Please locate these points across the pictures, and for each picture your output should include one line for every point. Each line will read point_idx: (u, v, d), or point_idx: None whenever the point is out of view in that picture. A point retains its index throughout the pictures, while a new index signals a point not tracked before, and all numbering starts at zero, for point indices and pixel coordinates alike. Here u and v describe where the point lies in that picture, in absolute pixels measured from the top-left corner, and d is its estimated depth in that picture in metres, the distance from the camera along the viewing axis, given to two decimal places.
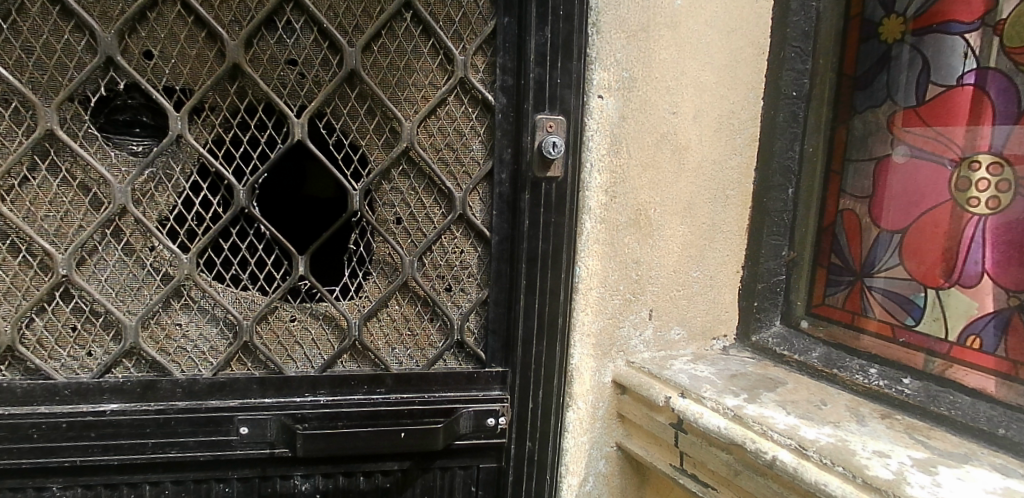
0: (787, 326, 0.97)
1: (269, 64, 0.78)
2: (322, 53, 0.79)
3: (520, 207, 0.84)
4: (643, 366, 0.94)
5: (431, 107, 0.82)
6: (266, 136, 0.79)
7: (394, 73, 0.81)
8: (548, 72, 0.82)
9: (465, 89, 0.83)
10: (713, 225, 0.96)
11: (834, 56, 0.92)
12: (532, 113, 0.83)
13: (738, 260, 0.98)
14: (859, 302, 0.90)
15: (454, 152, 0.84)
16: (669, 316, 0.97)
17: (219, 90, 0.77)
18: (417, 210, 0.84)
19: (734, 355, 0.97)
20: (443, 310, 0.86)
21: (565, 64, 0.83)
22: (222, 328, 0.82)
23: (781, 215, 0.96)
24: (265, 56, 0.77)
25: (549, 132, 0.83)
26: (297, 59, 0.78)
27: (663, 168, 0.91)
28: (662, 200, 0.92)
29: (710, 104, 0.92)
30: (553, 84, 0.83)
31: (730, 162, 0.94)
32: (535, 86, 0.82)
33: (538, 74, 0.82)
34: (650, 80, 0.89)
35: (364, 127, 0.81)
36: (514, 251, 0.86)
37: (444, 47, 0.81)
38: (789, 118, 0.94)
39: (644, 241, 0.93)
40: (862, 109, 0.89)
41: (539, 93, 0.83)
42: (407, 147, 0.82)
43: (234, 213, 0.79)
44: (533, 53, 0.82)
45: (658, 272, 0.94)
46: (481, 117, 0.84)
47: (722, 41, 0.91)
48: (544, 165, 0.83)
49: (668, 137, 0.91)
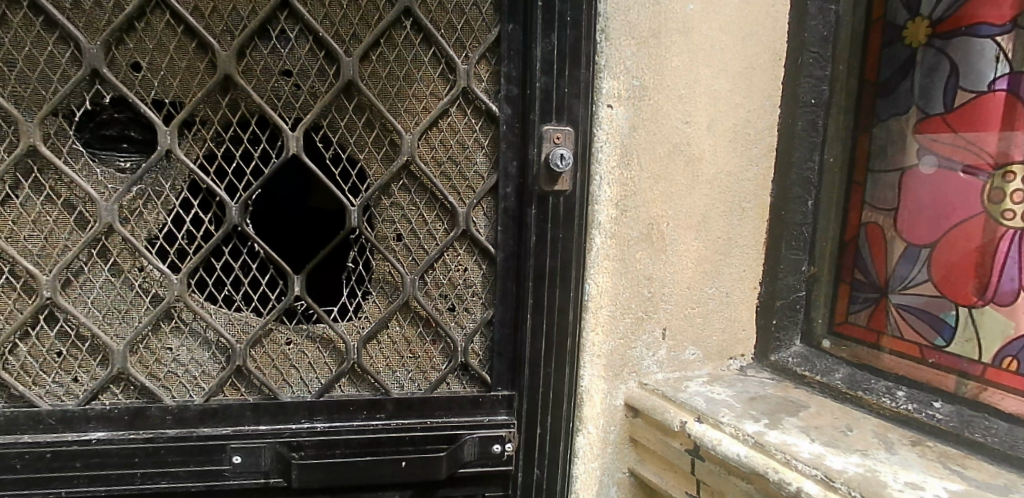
0: (808, 345, 0.93)
1: (262, 75, 0.74)
2: (318, 64, 0.75)
3: (527, 223, 0.80)
4: (657, 388, 0.89)
5: (433, 119, 0.78)
6: (260, 151, 0.75)
7: (394, 83, 0.77)
8: (555, 81, 0.78)
9: (469, 99, 0.79)
10: (729, 240, 0.91)
11: (855, 61, 0.87)
12: (539, 124, 0.79)
13: (755, 276, 0.93)
14: (885, 321, 0.85)
15: (457, 166, 0.80)
16: (683, 335, 0.92)
17: (211, 103, 0.74)
18: (419, 226, 0.80)
19: (752, 376, 0.93)
20: (447, 331, 0.82)
21: (573, 72, 0.79)
22: (214, 352, 0.78)
23: (801, 229, 0.91)
24: (258, 67, 0.74)
25: (557, 144, 0.79)
26: (292, 70, 0.74)
27: (676, 181, 0.87)
28: (675, 214, 0.88)
29: (725, 113, 0.88)
30: (560, 94, 0.79)
31: (746, 174, 0.90)
32: (541, 96, 0.79)
33: (545, 83, 0.78)
34: (662, 89, 0.85)
35: (362, 140, 0.77)
36: (521, 269, 0.82)
37: (446, 55, 0.78)
38: (808, 127, 0.89)
39: (656, 257, 0.88)
40: (886, 117, 0.85)
41: (545, 103, 0.79)
42: (408, 161, 0.78)
43: (226, 232, 0.75)
44: (539, 61, 0.78)
45: (671, 289, 0.90)
46: (485, 128, 0.80)
47: (737, 47, 0.87)
48: (552, 178, 0.80)
49: (681, 147, 0.87)
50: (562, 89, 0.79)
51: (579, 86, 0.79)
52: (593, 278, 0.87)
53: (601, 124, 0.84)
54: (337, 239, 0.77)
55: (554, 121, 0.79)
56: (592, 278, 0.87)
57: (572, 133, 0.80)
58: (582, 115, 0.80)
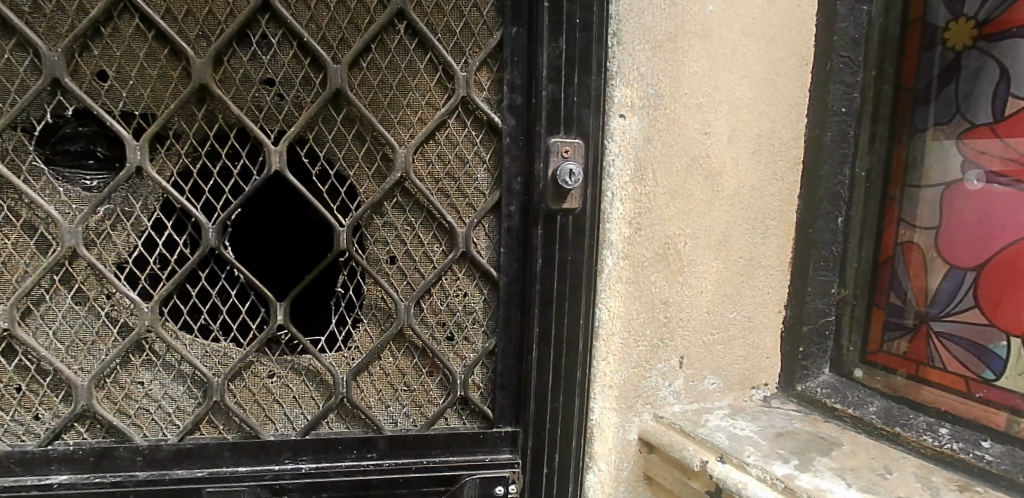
0: (838, 374, 0.85)
1: (242, 84, 0.67)
2: (303, 71, 0.68)
3: (533, 244, 0.74)
4: (674, 421, 0.82)
5: (429, 131, 0.71)
6: (239, 167, 0.68)
7: (386, 92, 0.70)
8: (563, 89, 0.72)
9: (469, 109, 0.72)
10: (752, 260, 0.84)
11: (890, 66, 0.80)
12: (546, 136, 0.72)
13: (779, 299, 0.86)
14: (925, 350, 0.78)
15: (456, 183, 0.73)
16: (702, 364, 0.85)
17: (185, 115, 0.67)
18: (414, 248, 0.74)
19: (777, 407, 0.86)
20: (445, 363, 0.75)
21: (582, 80, 0.72)
22: (190, 386, 0.71)
23: (830, 248, 0.84)
24: (237, 75, 0.67)
25: (565, 157, 0.73)
26: (274, 78, 0.68)
27: (695, 197, 0.80)
28: (693, 233, 0.81)
29: (748, 123, 0.81)
30: (568, 103, 0.72)
31: (771, 189, 0.83)
32: (548, 105, 0.72)
33: (552, 91, 0.71)
34: (679, 97, 0.78)
35: (352, 155, 0.71)
36: (525, 294, 0.75)
37: (443, 61, 0.71)
38: (838, 138, 0.82)
39: (673, 279, 0.81)
40: (926, 127, 0.78)
41: (552, 113, 0.72)
42: (402, 177, 0.72)
43: (202, 255, 0.68)
44: (545, 68, 0.71)
45: (689, 314, 0.83)
46: (486, 141, 0.73)
47: (760, 51, 0.80)
48: (559, 196, 0.73)
49: (700, 160, 0.80)
50: (571, 98, 0.72)
51: (589, 94, 0.73)
52: (604, 303, 0.80)
53: (613, 136, 0.77)
54: (324, 263, 0.71)
55: (562, 133, 0.73)
56: (602, 303, 0.80)
57: (581, 146, 0.73)
58: (592, 126, 0.73)
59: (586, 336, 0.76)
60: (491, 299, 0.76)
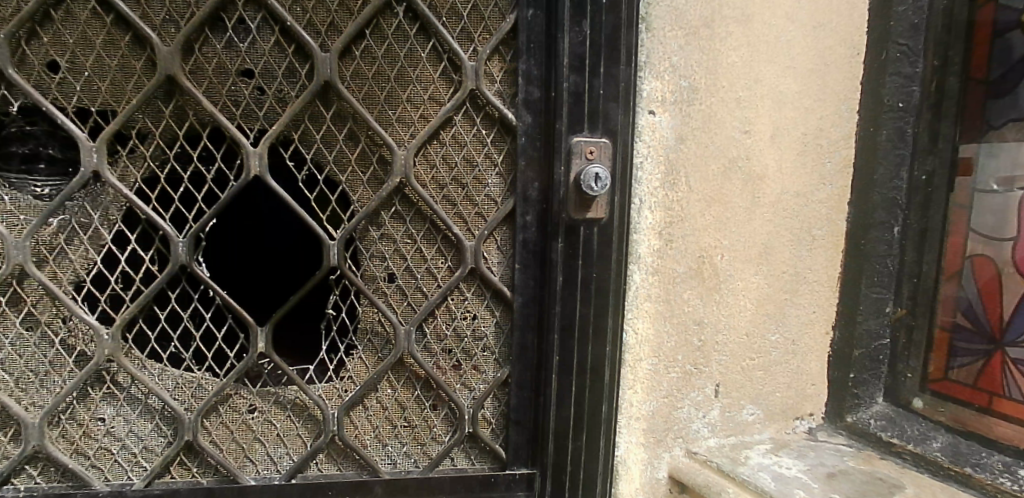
0: (893, 404, 0.76)
1: (216, 76, 0.58)
2: (286, 61, 0.59)
3: (551, 260, 0.64)
4: (710, 459, 0.73)
5: (432, 129, 0.62)
6: (214, 171, 0.59)
7: (383, 85, 0.61)
8: (586, 80, 0.62)
9: (478, 104, 0.63)
10: (796, 275, 0.75)
11: (956, 55, 0.71)
12: (567, 135, 0.63)
13: (826, 319, 0.77)
14: (999, 379, 0.68)
15: (464, 189, 0.64)
16: (740, 393, 0.75)
17: (151, 112, 0.58)
18: (416, 264, 0.64)
19: (825, 441, 0.76)
20: (450, 395, 0.66)
21: (609, 69, 0.63)
22: (159, 423, 0.62)
23: (885, 262, 0.75)
24: (210, 65, 0.58)
25: (590, 159, 0.63)
26: (253, 69, 0.59)
27: (733, 204, 0.71)
28: (731, 245, 0.72)
29: (792, 121, 0.72)
30: (592, 97, 0.63)
31: (817, 195, 0.74)
32: (569, 99, 0.63)
33: (574, 82, 0.62)
34: (716, 91, 0.68)
35: (343, 158, 0.62)
36: (543, 316, 0.66)
37: (448, 49, 0.62)
38: (894, 137, 0.73)
39: (708, 297, 0.72)
40: (999, 124, 0.68)
41: (573, 108, 0.63)
42: (402, 182, 0.63)
43: (171, 273, 0.59)
44: (566, 56, 0.62)
45: (726, 337, 0.73)
46: (498, 142, 0.64)
47: (806, 39, 0.71)
48: (583, 203, 0.63)
49: (739, 163, 0.70)
50: (596, 90, 0.63)
51: (617, 87, 0.64)
52: (632, 324, 0.70)
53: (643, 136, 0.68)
54: (312, 282, 0.61)
55: (586, 131, 0.63)
56: (630, 324, 0.70)
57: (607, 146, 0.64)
58: (620, 123, 0.64)
59: (612, 363, 0.67)
60: (504, 322, 0.67)
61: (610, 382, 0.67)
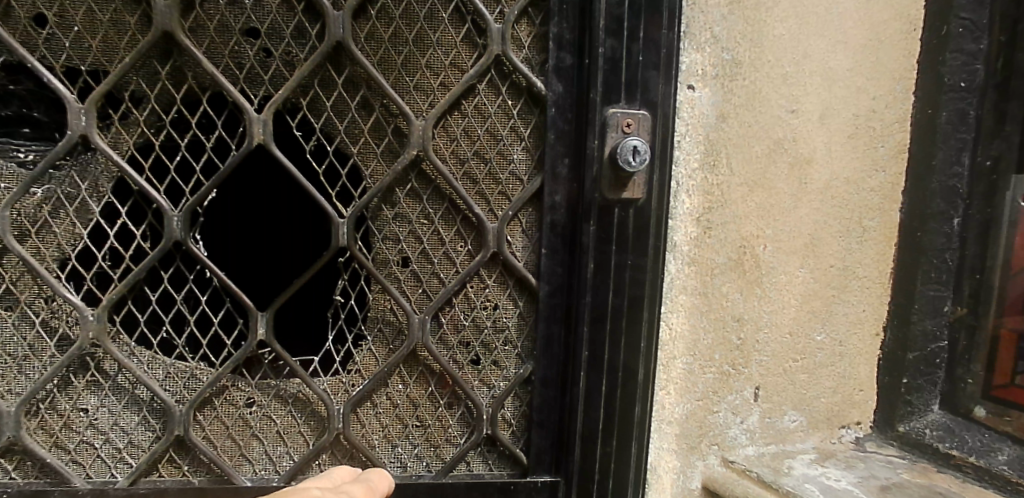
0: (951, 413, 0.69)
1: (218, 35, 0.53)
2: (295, 20, 0.54)
3: (581, 244, 0.59)
4: (750, 468, 0.66)
5: (453, 99, 0.57)
6: (213, 139, 0.54)
7: (400, 48, 0.56)
8: (625, 45, 0.57)
9: (504, 72, 0.58)
10: (845, 269, 0.68)
11: None
12: (602, 106, 0.58)
13: (876, 318, 0.71)
14: None
15: (486, 164, 0.59)
16: (782, 397, 0.69)
17: (146, 73, 0.53)
18: (433, 246, 0.59)
19: (874, 452, 0.70)
20: (468, 392, 0.61)
21: (649, 33, 0.58)
22: (147, 416, 0.57)
23: (943, 256, 0.68)
24: (212, 22, 0.53)
25: (627, 132, 0.58)
26: (259, 28, 0.54)
27: (779, 190, 0.65)
28: (775, 234, 0.66)
29: (843, 101, 0.66)
30: (629, 64, 0.57)
31: (869, 183, 0.68)
32: (604, 66, 0.57)
33: (611, 47, 0.57)
34: (761, 65, 0.63)
35: (356, 128, 0.56)
36: (571, 309, 0.60)
37: (472, 10, 0.57)
38: (954, 120, 0.67)
39: (749, 291, 0.66)
40: None
41: (609, 77, 0.57)
42: (419, 155, 0.57)
43: (164, 249, 0.54)
44: (603, 18, 0.57)
45: (768, 336, 0.67)
46: (525, 114, 0.59)
47: (859, 11, 0.65)
48: (619, 182, 0.58)
49: (785, 145, 0.65)
50: (635, 55, 0.58)
51: (656, 53, 0.58)
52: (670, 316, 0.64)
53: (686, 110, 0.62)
54: (319, 261, 0.56)
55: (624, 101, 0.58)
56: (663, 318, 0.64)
57: (644, 119, 0.58)
58: (660, 94, 0.59)
59: (645, 361, 0.61)
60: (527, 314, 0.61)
61: (643, 381, 0.61)
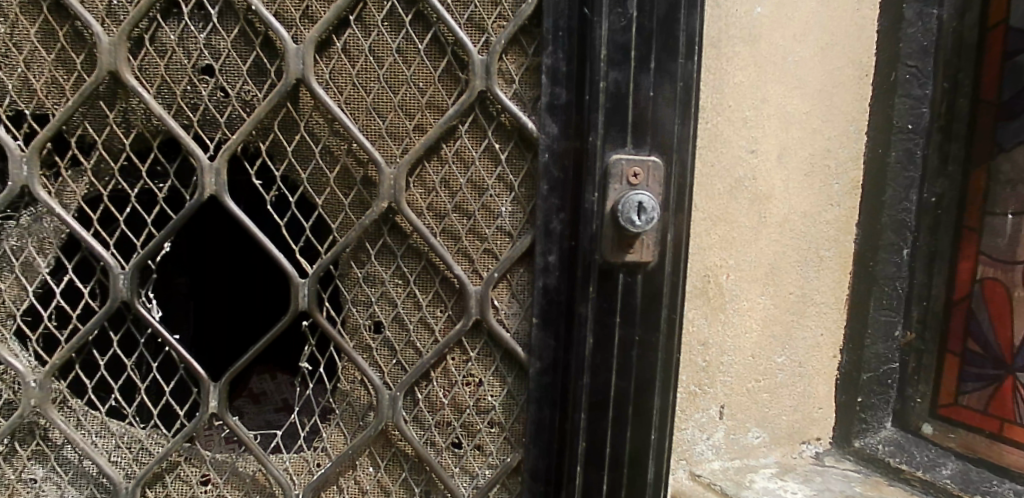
0: (903, 429, 0.75)
1: (168, 73, 0.61)
2: (253, 55, 0.61)
3: (579, 315, 0.63)
4: (714, 482, 0.72)
5: (427, 145, 0.62)
6: (166, 189, 0.62)
7: (369, 85, 0.62)
8: (631, 78, 0.60)
9: (490, 108, 0.62)
10: (803, 296, 0.74)
11: (965, 78, 0.69)
12: (605, 151, 0.61)
13: (835, 342, 0.75)
14: (1012, 406, 0.68)
15: (469, 219, 0.64)
16: (746, 415, 0.74)
17: (94, 117, 0.62)
18: (410, 312, 0.65)
19: (832, 466, 0.75)
20: (446, 480, 0.67)
21: (663, 63, 0.61)
22: (94, 489, 0.67)
23: (893, 284, 0.73)
24: (162, 58, 0.61)
25: (632, 181, 0.61)
26: (213, 65, 0.61)
27: (740, 223, 0.70)
28: (737, 264, 0.71)
29: (800, 141, 0.71)
30: (636, 115, 0.61)
31: (825, 216, 0.73)
32: (606, 100, 0.61)
33: (614, 79, 0.60)
34: (722, 110, 0.68)
35: (320, 175, 0.63)
36: (568, 390, 0.64)
37: (454, 39, 0.61)
38: (903, 159, 0.72)
39: (714, 317, 0.71)
40: (1009, 146, 0.67)
41: (611, 124, 0.61)
42: (391, 206, 0.63)
43: (113, 307, 0.63)
44: (604, 46, 0.60)
45: (732, 358, 0.73)
46: (515, 159, 0.63)
47: (814, 59, 0.70)
48: (621, 243, 0.62)
49: (745, 182, 0.70)
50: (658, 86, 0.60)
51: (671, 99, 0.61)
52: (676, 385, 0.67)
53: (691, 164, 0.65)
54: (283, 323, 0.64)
55: (631, 147, 0.61)
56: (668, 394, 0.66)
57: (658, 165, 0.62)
58: (673, 135, 0.61)
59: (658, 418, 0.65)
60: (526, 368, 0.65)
61: (639, 448, 0.65)
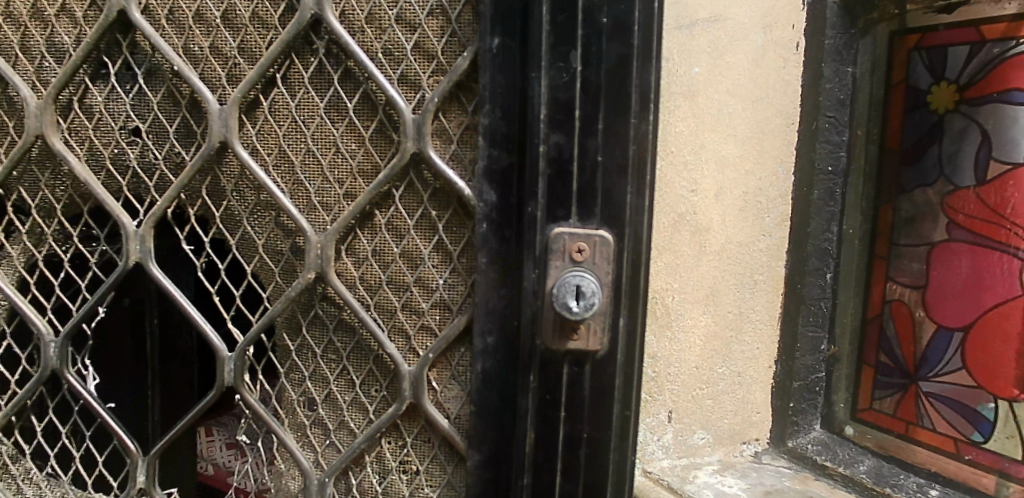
0: (829, 431, 0.86)
1: (94, 131, 0.74)
2: (180, 116, 0.72)
3: (520, 409, 0.70)
4: (662, 477, 0.82)
5: (353, 213, 0.70)
6: (97, 256, 0.76)
7: (297, 146, 0.71)
8: (574, 140, 0.65)
9: (421, 168, 0.69)
10: (740, 315, 0.85)
11: (874, 128, 0.81)
12: (547, 224, 0.67)
13: (769, 354, 0.86)
14: (915, 410, 0.79)
15: (406, 291, 0.72)
16: (691, 419, 0.85)
17: (30, 183, 0.77)
18: (347, 392, 0.75)
19: (767, 463, 0.85)
20: None
21: (616, 121, 0.65)
22: None
23: (817, 303, 0.85)
24: (89, 122, 0.74)
25: (576, 258, 0.66)
26: (139, 126, 0.74)
27: (683, 252, 0.81)
28: (680, 288, 0.82)
29: (734, 181, 0.82)
30: (580, 187, 0.66)
31: (758, 245, 0.84)
32: (546, 167, 0.66)
33: (557, 140, 0.66)
34: (665, 155, 0.79)
35: (248, 239, 0.73)
36: (509, 483, 0.71)
37: (387, 97, 0.68)
38: (824, 196, 0.83)
39: (661, 333, 0.82)
40: (910, 188, 0.79)
41: (556, 201, 0.66)
42: (318, 274, 0.72)
43: (45, 374, 0.78)
44: (545, 106, 0.65)
45: (678, 369, 0.83)
46: (456, 227, 0.70)
47: (746, 110, 0.81)
48: (563, 331, 0.67)
49: (687, 217, 0.81)
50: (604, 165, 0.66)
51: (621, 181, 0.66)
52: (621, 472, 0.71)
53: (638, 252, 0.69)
54: (212, 397, 0.76)
55: (574, 222, 0.66)
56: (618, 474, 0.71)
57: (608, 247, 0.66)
58: (622, 207, 0.66)
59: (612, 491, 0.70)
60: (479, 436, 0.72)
61: None
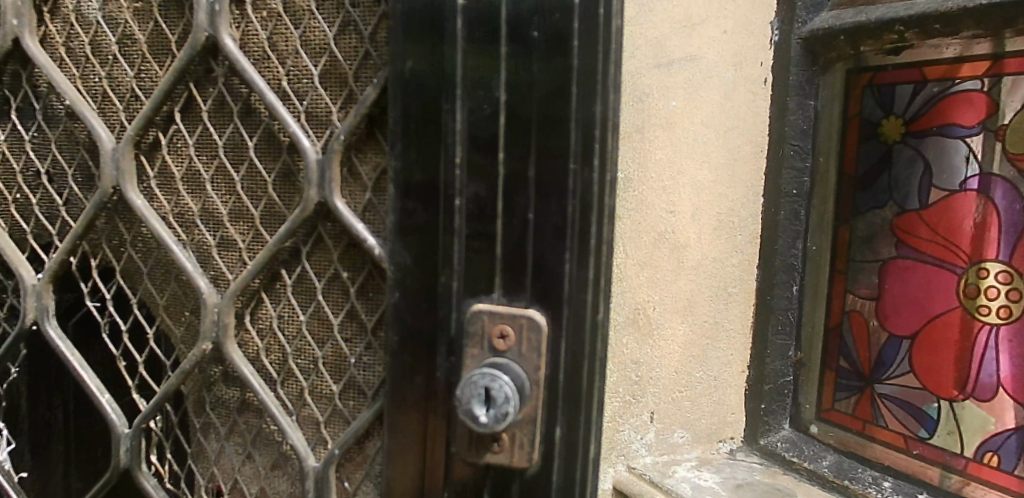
0: (796, 429, 0.94)
1: (67, 157, 1.04)
2: (79, 156, 1.03)
3: None
4: (645, 473, 0.90)
5: (243, 283, 0.96)
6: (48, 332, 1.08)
7: (219, 220, 0.98)
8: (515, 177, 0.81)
9: (325, 215, 0.91)
10: (716, 324, 0.93)
11: (834, 155, 0.89)
12: (469, 302, 0.84)
13: (742, 359, 0.96)
14: (870, 411, 0.88)
15: (322, 351, 0.95)
16: (672, 419, 0.93)
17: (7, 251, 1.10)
18: (266, 471, 1.01)
19: (741, 460, 0.94)
20: None
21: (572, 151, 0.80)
22: None
23: (786, 313, 0.93)
24: (57, 140, 1.05)
25: (503, 337, 0.83)
26: (78, 169, 1.04)
27: (662, 267, 0.90)
28: (660, 300, 0.90)
29: (709, 203, 0.91)
30: (534, 214, 0.81)
31: (732, 261, 0.93)
32: (467, 206, 0.82)
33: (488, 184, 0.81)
34: (645, 181, 0.88)
35: (158, 300, 1.03)
36: None
37: (292, 134, 0.90)
38: (790, 216, 0.92)
39: (643, 341, 0.90)
40: (865, 209, 0.87)
41: (475, 278, 0.84)
42: (215, 345, 0.99)
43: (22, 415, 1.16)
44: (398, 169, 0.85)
45: (659, 373, 0.92)
46: (373, 287, 0.91)
47: (720, 140, 0.90)
48: (479, 443, 0.84)
49: (666, 236, 0.89)
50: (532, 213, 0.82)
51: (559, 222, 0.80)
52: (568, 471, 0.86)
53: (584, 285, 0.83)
54: (115, 476, 1.07)
55: (495, 301, 0.83)
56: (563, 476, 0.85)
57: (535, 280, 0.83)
58: (567, 268, 0.81)
59: None
60: (444, 447, 0.86)
61: None
